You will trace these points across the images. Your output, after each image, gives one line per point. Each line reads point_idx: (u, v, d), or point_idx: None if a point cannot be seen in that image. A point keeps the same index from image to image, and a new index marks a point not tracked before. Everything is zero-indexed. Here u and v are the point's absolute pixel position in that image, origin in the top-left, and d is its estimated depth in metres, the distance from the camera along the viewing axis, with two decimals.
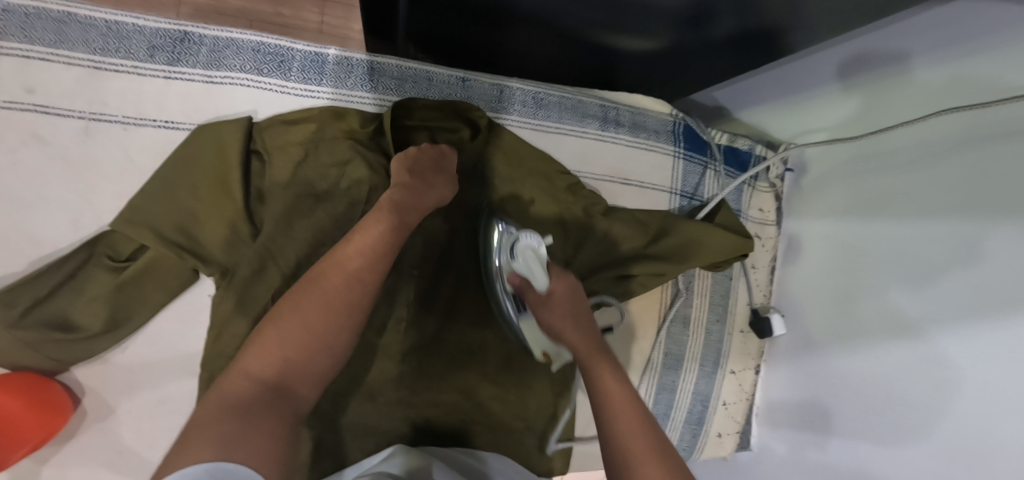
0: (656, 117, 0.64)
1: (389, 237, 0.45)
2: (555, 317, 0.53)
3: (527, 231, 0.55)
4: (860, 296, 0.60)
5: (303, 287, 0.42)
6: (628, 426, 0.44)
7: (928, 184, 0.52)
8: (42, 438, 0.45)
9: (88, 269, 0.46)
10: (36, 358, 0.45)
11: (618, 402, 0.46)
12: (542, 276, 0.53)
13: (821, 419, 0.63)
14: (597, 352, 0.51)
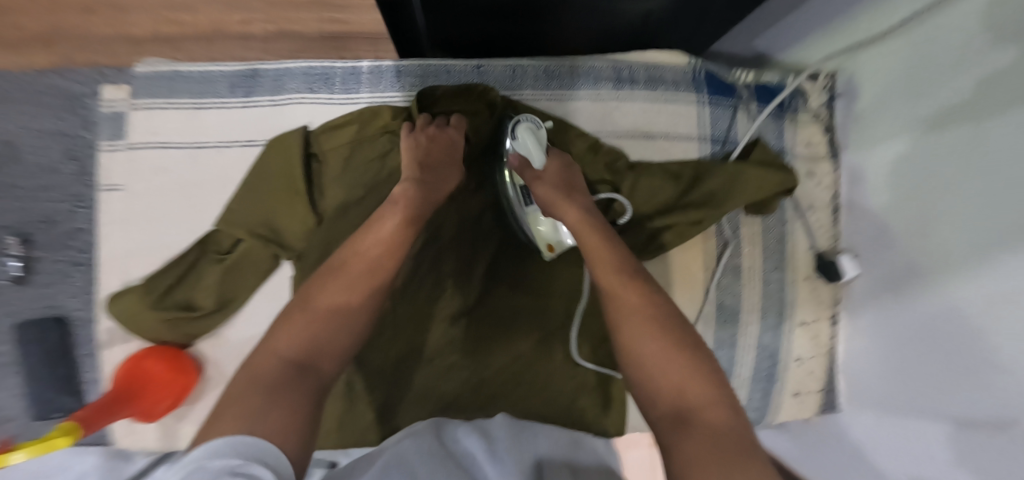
0: (673, 68, 0.64)
1: (398, 233, 0.52)
2: (547, 195, 0.55)
3: (526, 116, 0.58)
4: (933, 217, 0.53)
5: (325, 273, 0.50)
6: (626, 310, 0.49)
7: (996, 70, 0.45)
8: (176, 397, 0.57)
9: (204, 261, 0.59)
10: (173, 334, 0.58)
11: (614, 288, 0.50)
12: (538, 154, 0.57)
13: (917, 381, 0.55)
14: (587, 222, 0.54)
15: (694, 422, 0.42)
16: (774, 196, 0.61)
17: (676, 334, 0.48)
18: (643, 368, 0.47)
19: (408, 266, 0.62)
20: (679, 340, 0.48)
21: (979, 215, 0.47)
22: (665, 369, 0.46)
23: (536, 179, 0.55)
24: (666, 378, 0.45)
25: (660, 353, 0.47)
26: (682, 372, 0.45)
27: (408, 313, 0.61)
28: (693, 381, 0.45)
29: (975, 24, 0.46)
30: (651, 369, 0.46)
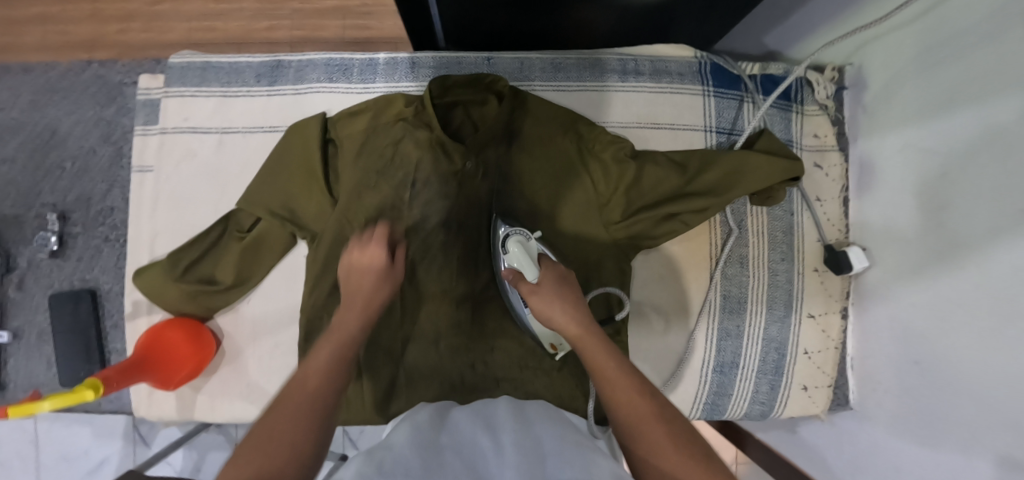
0: (678, 61, 0.65)
1: (341, 361, 0.44)
2: (544, 307, 0.52)
3: (515, 230, 0.59)
4: (948, 204, 0.52)
5: (264, 419, 0.38)
6: (635, 422, 0.41)
7: (1006, 51, 0.45)
8: (194, 368, 0.60)
9: (225, 239, 0.62)
10: (195, 307, 0.61)
11: (621, 398, 0.42)
12: (530, 266, 0.56)
13: (952, 385, 0.52)
14: (586, 331, 0.49)
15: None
16: (781, 184, 0.61)
17: (695, 441, 0.40)
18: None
19: (417, 249, 0.63)
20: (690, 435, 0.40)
21: (995, 199, 0.47)
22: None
23: (531, 291, 0.54)
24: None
25: (686, 469, 0.37)
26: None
27: (416, 295, 0.63)
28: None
29: (983, 3, 0.47)
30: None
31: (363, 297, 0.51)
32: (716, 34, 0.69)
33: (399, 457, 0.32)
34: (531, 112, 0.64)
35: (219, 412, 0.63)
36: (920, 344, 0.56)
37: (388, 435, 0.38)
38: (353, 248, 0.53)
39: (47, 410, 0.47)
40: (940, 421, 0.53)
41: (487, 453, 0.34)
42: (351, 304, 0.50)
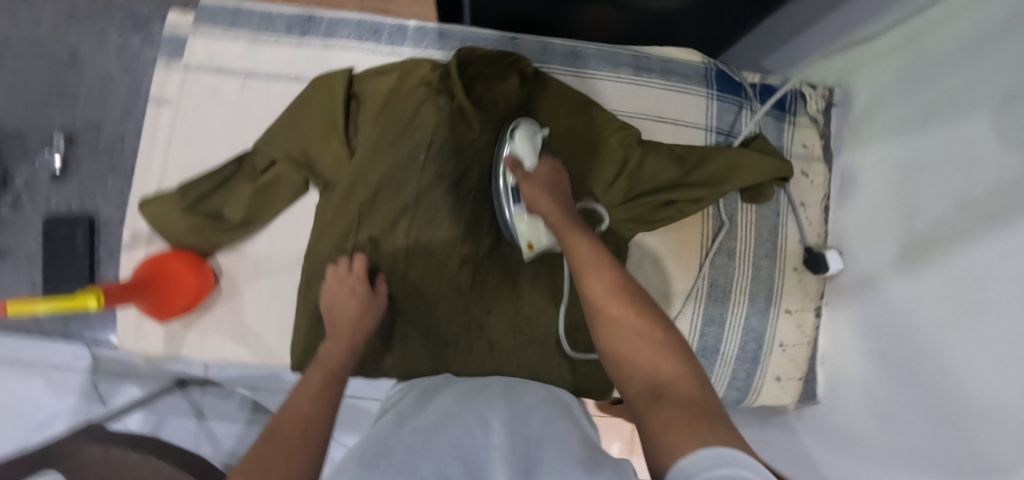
0: (687, 63, 0.70)
1: (328, 389, 0.48)
2: (533, 194, 0.57)
3: (523, 122, 0.63)
4: (915, 210, 0.59)
5: (260, 445, 0.39)
6: (601, 294, 0.49)
7: (974, 77, 0.53)
8: (190, 302, 0.60)
9: (237, 179, 0.63)
10: (197, 240, 0.61)
11: (592, 276, 0.50)
12: (531, 159, 0.61)
13: (903, 371, 0.59)
14: (567, 221, 0.55)
15: (670, 392, 0.40)
16: (770, 183, 0.66)
17: (651, 313, 0.47)
18: (617, 347, 0.46)
19: (426, 210, 0.65)
20: (645, 308, 0.48)
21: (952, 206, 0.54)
22: (639, 346, 0.45)
23: (525, 179, 0.58)
24: (640, 353, 0.44)
25: (636, 332, 0.46)
26: (656, 352, 0.44)
27: (421, 254, 0.65)
28: (665, 359, 0.43)
29: (957, 36, 0.55)
30: (626, 348, 0.45)
31: (349, 325, 0.57)
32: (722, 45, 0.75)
33: (390, 453, 0.35)
34: (549, 93, 0.67)
35: (209, 351, 0.63)
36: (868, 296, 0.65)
37: (375, 435, 0.41)
38: (335, 282, 0.60)
39: (44, 313, 0.47)
40: (899, 404, 0.58)
41: (475, 433, 0.37)
42: (336, 334, 0.56)
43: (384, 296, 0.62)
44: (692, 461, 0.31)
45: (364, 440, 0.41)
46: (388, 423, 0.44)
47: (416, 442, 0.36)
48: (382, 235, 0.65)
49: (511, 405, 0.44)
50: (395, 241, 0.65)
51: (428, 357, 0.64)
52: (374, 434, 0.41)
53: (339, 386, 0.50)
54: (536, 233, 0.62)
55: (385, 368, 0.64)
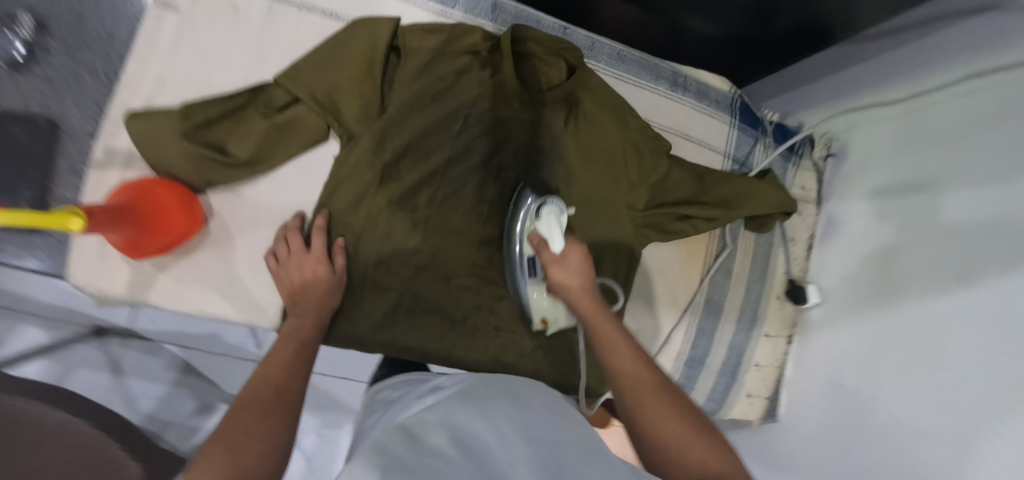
0: (717, 91, 0.73)
1: (301, 357, 0.52)
2: (563, 279, 0.55)
3: (550, 199, 0.59)
4: (897, 260, 0.66)
5: (235, 411, 0.45)
6: (634, 383, 0.46)
7: (970, 153, 0.59)
8: (173, 240, 0.53)
9: (249, 111, 0.56)
10: (191, 173, 0.54)
11: (624, 365, 0.48)
12: (558, 239, 0.56)
13: (860, 400, 0.66)
14: (597, 308, 0.53)
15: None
16: (775, 215, 0.71)
17: (689, 411, 0.44)
18: (657, 443, 0.42)
19: (453, 181, 0.62)
20: (681, 404, 0.45)
21: (940, 261, 0.61)
22: (681, 440, 0.42)
23: (554, 262, 0.56)
24: (683, 450, 0.41)
25: (676, 427, 0.42)
26: (700, 447, 0.41)
27: (439, 228, 0.61)
28: (708, 449, 0.41)
29: (958, 114, 0.62)
30: (666, 443, 0.42)
31: (316, 296, 0.55)
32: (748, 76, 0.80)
33: (415, 467, 0.33)
34: (591, 91, 0.65)
35: (182, 299, 0.56)
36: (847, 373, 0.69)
37: (387, 441, 0.39)
38: (291, 260, 0.56)
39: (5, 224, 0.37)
40: (854, 432, 0.66)
41: (494, 450, 0.38)
42: (298, 308, 0.55)
43: (341, 273, 0.57)
44: None
45: (372, 445, 0.39)
46: (394, 431, 0.42)
47: (438, 456, 0.35)
48: (402, 200, 0.60)
49: (520, 401, 0.46)
50: (416, 209, 0.60)
51: (432, 336, 0.61)
52: (382, 440, 0.40)
53: (310, 357, 0.53)
54: (554, 313, 0.61)
55: (386, 341, 0.60)
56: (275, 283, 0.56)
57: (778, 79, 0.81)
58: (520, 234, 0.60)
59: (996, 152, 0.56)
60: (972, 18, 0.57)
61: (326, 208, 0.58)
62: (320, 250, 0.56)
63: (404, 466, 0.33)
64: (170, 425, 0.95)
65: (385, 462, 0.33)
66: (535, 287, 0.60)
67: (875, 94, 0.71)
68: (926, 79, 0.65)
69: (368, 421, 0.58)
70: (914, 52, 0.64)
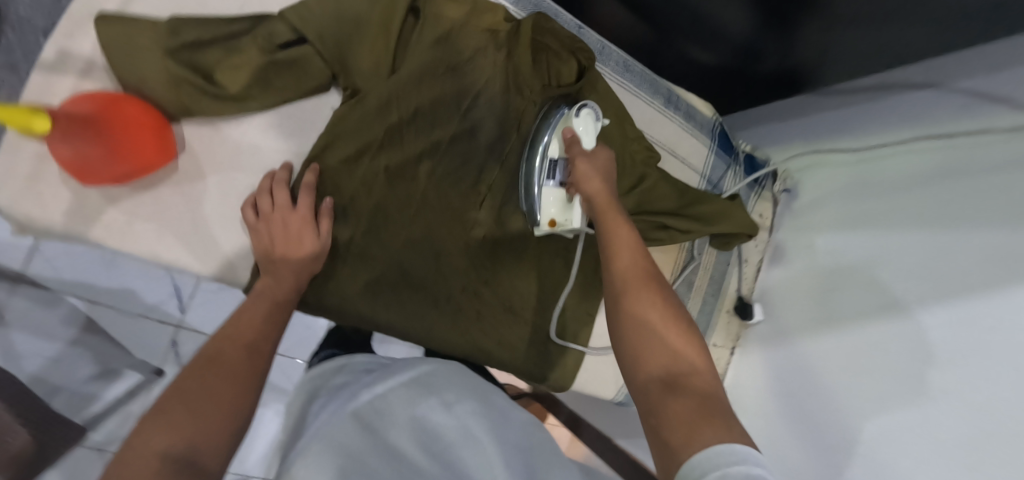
0: (703, 115, 0.79)
1: (272, 319, 0.48)
2: (586, 172, 0.54)
3: (588, 104, 0.58)
4: (836, 289, 0.76)
5: (195, 367, 0.41)
6: (634, 277, 0.46)
7: (912, 201, 0.69)
8: (129, 175, 0.46)
9: (245, 41, 0.49)
10: (168, 95, 0.47)
11: (628, 259, 0.47)
12: (591, 139, 0.57)
13: (798, 409, 0.77)
14: (612, 205, 0.52)
15: (689, 388, 0.38)
16: (740, 236, 0.77)
17: (677, 311, 0.44)
18: (641, 333, 0.42)
19: (455, 156, 0.60)
20: (671, 302, 0.45)
21: (887, 285, 0.69)
22: (665, 340, 0.42)
23: (582, 157, 0.55)
24: (662, 340, 0.42)
25: (661, 322, 0.43)
26: (682, 349, 0.41)
27: (433, 203, 0.59)
28: (685, 346, 0.42)
29: (902, 170, 0.72)
30: (648, 336, 0.42)
31: (297, 258, 0.50)
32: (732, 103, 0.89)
33: (371, 473, 0.37)
34: (597, 94, 0.67)
35: (133, 240, 0.49)
36: (789, 383, 0.79)
37: (336, 432, 0.41)
38: (274, 217, 0.51)
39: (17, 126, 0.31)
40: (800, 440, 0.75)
41: (461, 452, 0.43)
42: (275, 268, 0.50)
43: (326, 238, 0.53)
44: (707, 457, 0.31)
45: (317, 434, 0.41)
46: (340, 414, 0.44)
47: (392, 462, 0.40)
48: (401, 169, 0.58)
49: (475, 399, 0.49)
50: (414, 180, 0.58)
51: (414, 312, 0.59)
52: (329, 426, 0.42)
53: (283, 321, 0.49)
54: (565, 215, 0.59)
55: (365, 314, 0.57)
56: (251, 238, 0.51)
57: (757, 112, 0.92)
58: (550, 132, 0.59)
59: (925, 208, 0.67)
60: (924, 90, 0.69)
61: (318, 164, 0.54)
62: (307, 209, 0.52)
63: (361, 469, 0.37)
64: (57, 391, 0.84)
65: (338, 465, 0.37)
66: (550, 189, 0.58)
67: (835, 140, 0.82)
68: (881, 134, 0.75)
69: (315, 403, 0.55)
70: (859, 111, 0.77)
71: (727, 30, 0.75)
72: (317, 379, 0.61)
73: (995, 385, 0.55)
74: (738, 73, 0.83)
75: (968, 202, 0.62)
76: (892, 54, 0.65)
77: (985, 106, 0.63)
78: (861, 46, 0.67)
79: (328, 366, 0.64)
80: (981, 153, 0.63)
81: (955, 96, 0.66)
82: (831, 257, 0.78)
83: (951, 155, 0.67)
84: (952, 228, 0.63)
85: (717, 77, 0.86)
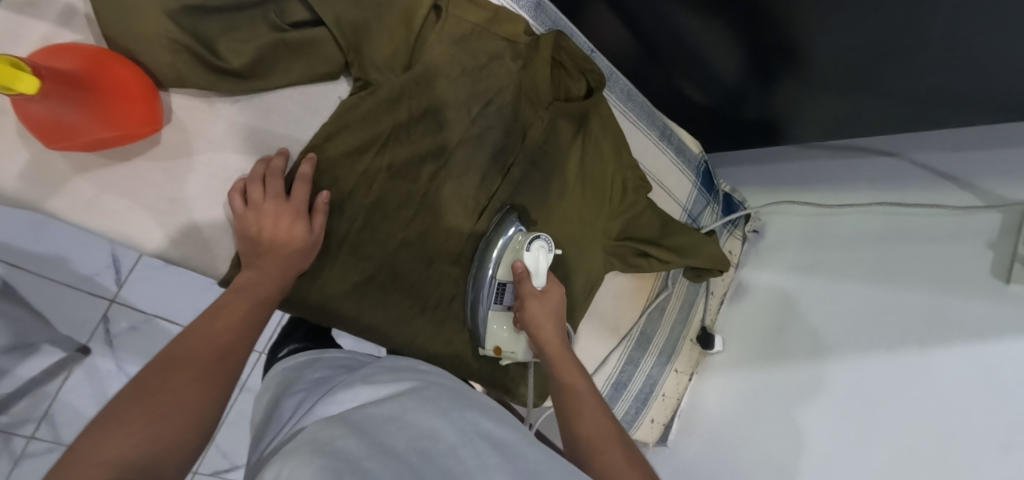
0: (691, 152, 0.82)
1: (252, 317, 0.44)
2: (536, 314, 0.57)
3: (542, 236, 0.58)
4: (785, 330, 0.82)
5: (161, 366, 0.37)
6: (591, 429, 0.49)
7: (860, 257, 0.77)
8: (100, 146, 0.41)
9: (255, 15, 0.45)
10: (163, 60, 0.42)
11: (584, 413, 0.50)
12: (542, 274, 0.58)
13: (737, 437, 0.81)
14: (564, 352, 0.56)
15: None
16: (712, 270, 0.80)
17: (638, 461, 0.47)
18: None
19: (458, 163, 0.59)
20: (631, 452, 0.47)
21: (829, 330, 0.77)
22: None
23: (532, 296, 0.58)
24: None
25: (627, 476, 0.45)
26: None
27: (431, 206, 0.58)
28: None
29: (857, 227, 0.79)
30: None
31: (287, 251, 0.47)
32: (714, 143, 0.94)
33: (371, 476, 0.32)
34: (600, 117, 0.67)
35: (100, 216, 0.43)
36: (733, 409, 0.84)
37: (325, 437, 0.37)
38: (266, 207, 0.47)
39: None
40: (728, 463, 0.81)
41: (461, 456, 0.38)
42: (262, 260, 0.46)
43: (319, 234, 0.49)
44: None
45: (307, 439, 0.37)
46: (327, 421, 0.40)
47: (392, 464, 0.35)
48: (404, 168, 0.55)
49: (467, 404, 0.47)
50: (415, 181, 0.56)
51: (399, 316, 0.57)
52: (316, 432, 0.38)
53: (263, 320, 0.45)
54: (512, 345, 0.61)
55: (349, 314, 0.54)
56: (236, 227, 0.47)
57: (735, 154, 0.97)
58: (500, 253, 0.59)
59: (873, 264, 0.75)
60: (886, 159, 0.77)
61: (317, 154, 0.50)
62: (301, 202, 0.48)
63: (358, 472, 0.32)
64: None
65: (333, 468, 0.32)
66: (497, 317, 0.60)
67: (802, 190, 0.87)
68: (838, 194, 0.82)
69: (286, 406, 0.50)
70: (824, 167, 0.84)
71: (722, 74, 0.78)
72: (290, 373, 0.57)
73: (933, 432, 0.63)
74: (723, 118, 0.87)
75: (915, 265, 0.71)
76: (866, 122, 0.71)
77: (937, 181, 0.72)
78: (839, 111, 0.72)
79: (302, 359, 0.60)
80: (924, 222, 0.72)
81: (911, 166, 0.75)
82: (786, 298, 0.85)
83: (898, 221, 0.75)
84: (893, 286, 0.72)
85: (704, 118, 0.90)
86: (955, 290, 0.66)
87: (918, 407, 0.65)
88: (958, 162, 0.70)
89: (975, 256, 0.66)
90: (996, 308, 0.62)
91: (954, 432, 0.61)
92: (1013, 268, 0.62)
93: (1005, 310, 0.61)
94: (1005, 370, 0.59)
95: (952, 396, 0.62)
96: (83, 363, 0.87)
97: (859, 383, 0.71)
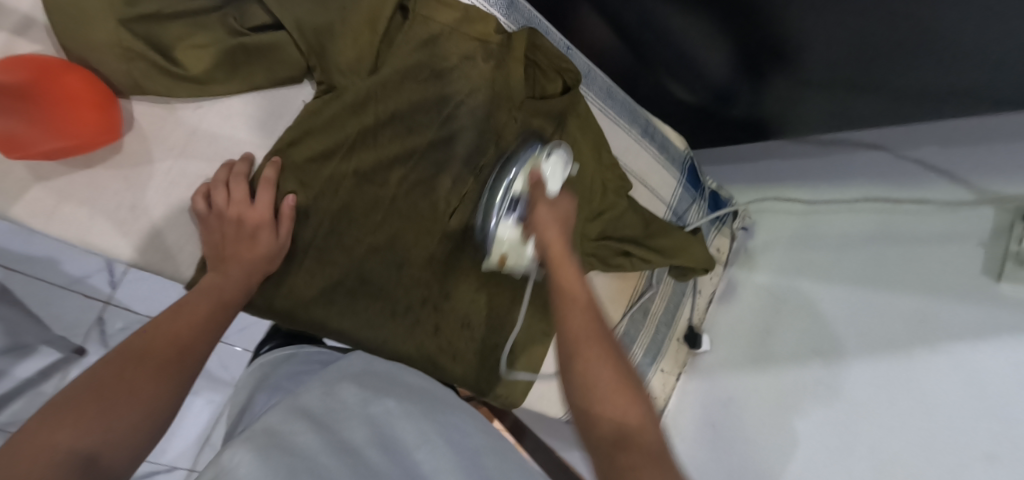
0: (676, 149, 0.81)
1: (216, 316, 0.43)
2: (544, 218, 0.52)
3: (560, 147, 0.56)
4: (775, 332, 0.80)
5: (117, 358, 0.36)
6: (585, 340, 0.44)
7: (846, 260, 0.76)
8: (66, 152, 0.43)
9: (213, 19, 0.46)
10: (117, 69, 0.44)
11: (579, 321, 0.45)
12: (555, 184, 0.55)
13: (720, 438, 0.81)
14: (568, 255, 0.50)
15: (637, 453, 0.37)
16: (696, 270, 0.79)
17: (630, 373, 0.43)
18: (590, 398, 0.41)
19: (429, 164, 0.58)
20: (621, 361, 0.44)
21: (840, 326, 0.73)
22: (615, 399, 0.41)
23: (543, 201, 0.53)
24: (613, 409, 0.40)
25: (611, 382, 0.42)
26: (631, 408, 0.41)
27: (402, 210, 0.58)
28: (637, 415, 0.40)
29: (843, 226, 0.78)
30: (598, 398, 0.41)
31: (247, 255, 0.47)
32: (702, 140, 0.93)
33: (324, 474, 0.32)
34: (578, 115, 0.65)
35: (59, 224, 0.44)
36: (719, 413, 0.83)
37: (284, 430, 0.36)
38: (228, 212, 0.47)
39: None
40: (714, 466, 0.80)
41: (416, 452, 0.39)
42: (224, 263, 0.46)
43: (285, 238, 0.50)
44: None
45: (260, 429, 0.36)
46: (289, 411, 0.39)
47: (349, 457, 0.35)
48: (372, 172, 0.55)
49: (434, 406, 0.46)
50: (385, 185, 0.56)
51: (371, 321, 0.57)
52: (276, 425, 0.37)
53: (227, 319, 0.44)
54: (517, 253, 0.56)
55: (319, 320, 0.54)
56: (201, 233, 0.47)
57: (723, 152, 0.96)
58: (516, 165, 0.55)
59: (864, 267, 0.74)
60: (877, 152, 0.74)
61: (281, 159, 0.51)
62: (266, 208, 0.48)
63: (311, 470, 0.31)
64: None
65: (287, 465, 0.31)
66: (508, 229, 0.54)
67: (793, 187, 0.85)
68: (829, 190, 0.80)
69: (257, 401, 0.51)
70: (811, 167, 0.82)
71: (707, 71, 0.76)
72: (265, 367, 0.57)
73: (920, 438, 0.62)
74: (709, 116, 0.86)
75: (904, 267, 0.70)
76: (849, 119, 0.70)
77: (928, 175, 0.69)
78: (818, 107, 0.71)
79: (274, 357, 0.59)
80: (914, 225, 0.71)
81: (905, 162, 0.71)
82: (774, 297, 0.83)
83: (889, 219, 0.74)
84: (883, 288, 0.71)
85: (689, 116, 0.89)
86: (948, 294, 0.65)
87: (899, 416, 0.64)
88: (953, 160, 0.67)
89: (967, 256, 0.65)
90: (991, 313, 0.61)
91: (937, 438, 0.61)
92: (1006, 265, 0.61)
93: (999, 313, 0.60)
94: (990, 372, 0.59)
95: (944, 404, 0.61)
96: (78, 363, 0.91)
97: (849, 386, 0.70)
